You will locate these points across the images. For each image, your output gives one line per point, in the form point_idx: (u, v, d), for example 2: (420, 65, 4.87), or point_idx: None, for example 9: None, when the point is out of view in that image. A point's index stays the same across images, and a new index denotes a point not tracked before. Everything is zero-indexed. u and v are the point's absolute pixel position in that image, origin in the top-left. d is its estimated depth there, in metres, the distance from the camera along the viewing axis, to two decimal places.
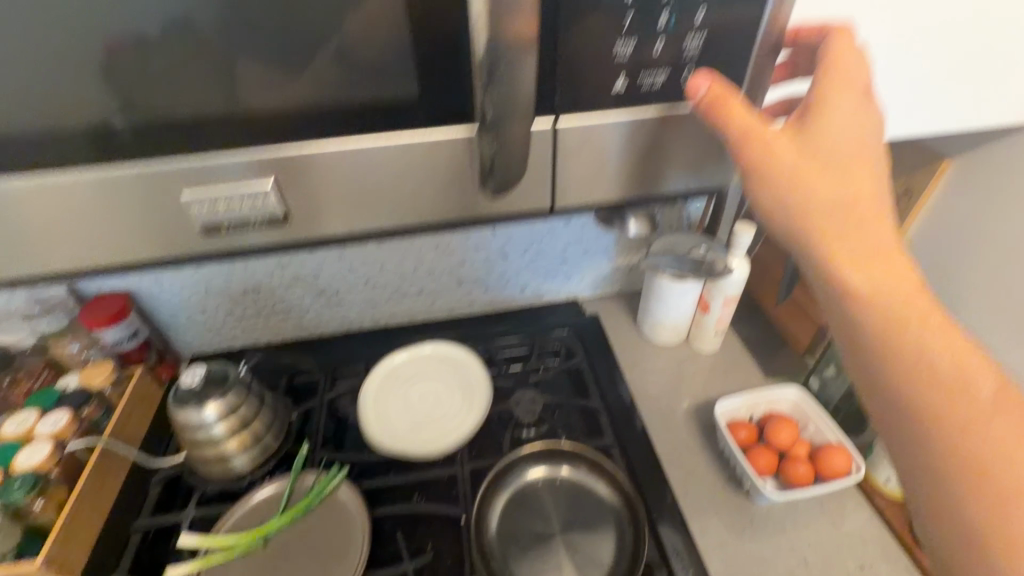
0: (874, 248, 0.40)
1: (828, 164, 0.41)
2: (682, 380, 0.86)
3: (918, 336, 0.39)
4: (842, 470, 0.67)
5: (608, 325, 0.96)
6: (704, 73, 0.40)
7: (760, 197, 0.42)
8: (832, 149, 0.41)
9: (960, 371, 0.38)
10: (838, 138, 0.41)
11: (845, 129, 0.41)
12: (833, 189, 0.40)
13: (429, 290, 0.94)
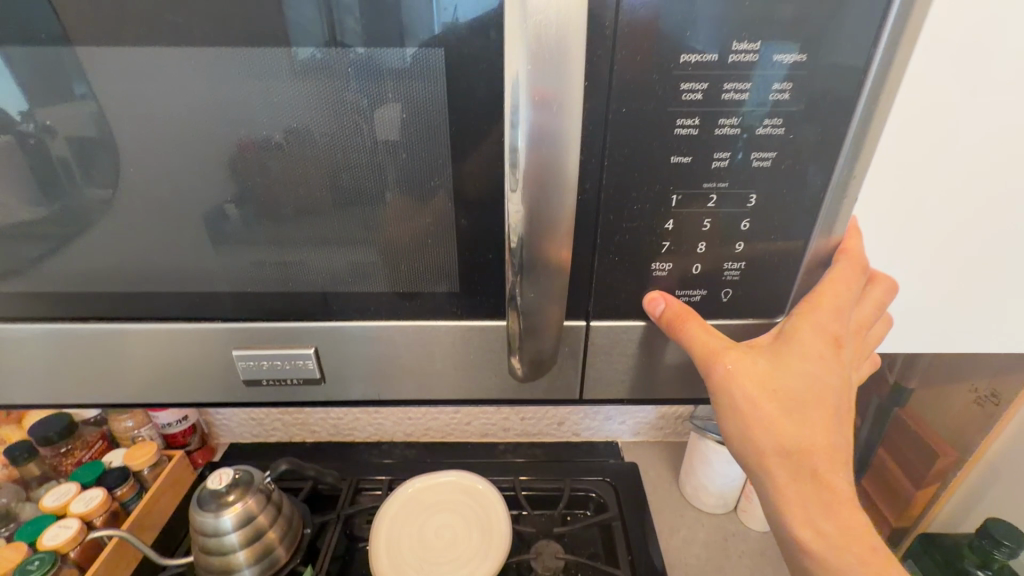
0: (856, 536, 0.35)
1: (795, 408, 0.35)
2: (726, 560, 0.76)
3: None
4: None
5: (648, 477, 0.89)
6: (660, 292, 0.33)
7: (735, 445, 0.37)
8: (785, 408, 0.35)
9: None
10: (792, 395, 0.35)
11: (801, 387, 0.35)
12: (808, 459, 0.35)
13: (465, 411, 0.93)
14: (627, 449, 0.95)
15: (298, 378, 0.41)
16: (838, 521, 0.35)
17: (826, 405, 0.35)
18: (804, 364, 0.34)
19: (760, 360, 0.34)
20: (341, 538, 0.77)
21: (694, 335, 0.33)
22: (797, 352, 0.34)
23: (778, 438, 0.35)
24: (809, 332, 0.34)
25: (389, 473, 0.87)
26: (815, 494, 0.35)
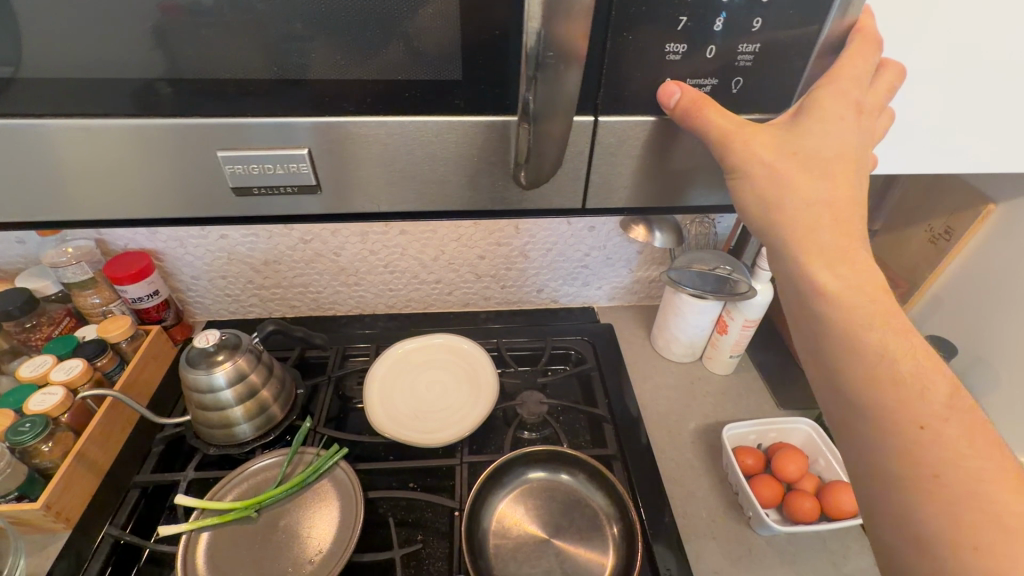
0: (868, 292, 0.38)
1: (814, 170, 0.37)
2: (692, 398, 0.84)
3: (934, 429, 0.34)
4: (850, 509, 0.63)
5: (623, 336, 0.95)
6: (676, 82, 0.33)
7: (753, 224, 0.40)
8: (803, 172, 0.37)
9: (973, 480, 0.33)
10: (813, 160, 0.36)
11: (823, 150, 0.36)
12: (818, 228, 0.38)
13: (447, 281, 0.93)
14: (604, 314, 0.99)
15: (292, 186, 0.40)
16: (850, 270, 0.38)
17: (846, 171, 0.37)
18: (829, 131, 0.35)
19: (778, 135, 0.36)
20: (334, 399, 0.79)
21: (713, 117, 0.34)
22: (819, 116, 0.35)
23: (798, 204, 0.38)
24: (833, 103, 0.35)
25: (375, 341, 0.89)
26: (830, 251, 0.38)
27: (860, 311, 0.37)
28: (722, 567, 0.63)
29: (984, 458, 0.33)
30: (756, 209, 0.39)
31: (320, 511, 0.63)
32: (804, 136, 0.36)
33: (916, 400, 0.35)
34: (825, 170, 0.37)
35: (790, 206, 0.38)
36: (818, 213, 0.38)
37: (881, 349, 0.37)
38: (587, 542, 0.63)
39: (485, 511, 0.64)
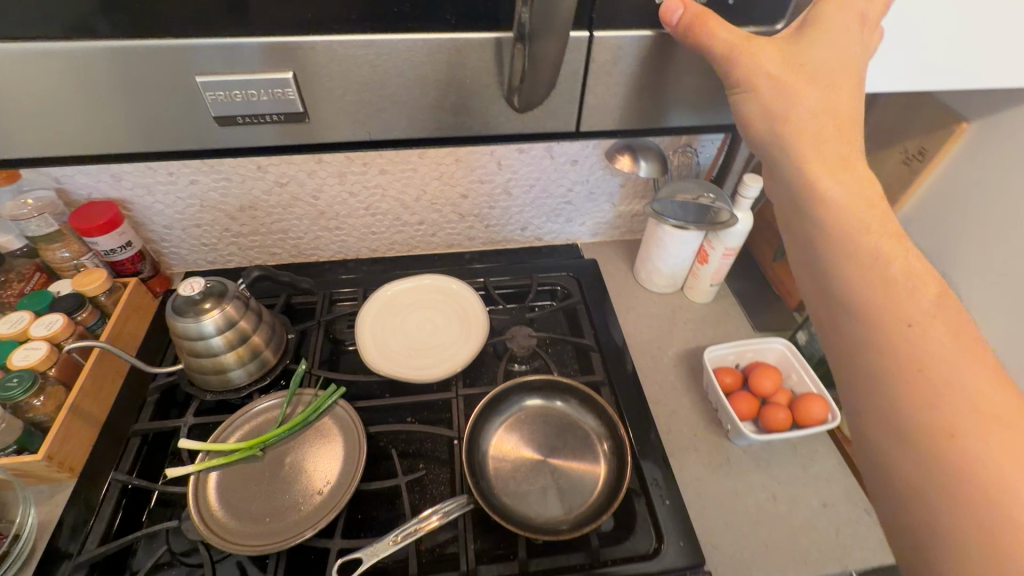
0: (862, 194, 0.41)
1: (818, 76, 0.43)
2: (674, 326, 0.88)
3: (910, 310, 0.38)
4: (820, 417, 0.68)
5: (607, 270, 0.97)
6: (677, 2, 0.46)
7: (759, 132, 0.46)
8: (812, 76, 0.43)
9: (940, 349, 0.37)
10: (819, 61, 0.43)
11: (828, 55, 0.43)
12: (821, 130, 0.43)
13: (430, 222, 0.92)
14: (587, 250, 1.00)
15: (282, 114, 0.54)
16: (848, 170, 0.42)
17: (849, 83, 0.43)
18: (830, 41, 0.44)
19: (786, 46, 0.44)
20: (326, 343, 0.80)
21: (715, 25, 0.45)
22: (822, 27, 0.44)
23: (800, 109, 0.43)
24: (835, 17, 0.44)
25: (362, 285, 0.89)
26: (826, 145, 0.42)
27: (856, 215, 0.41)
28: (702, 475, 0.69)
29: (956, 338, 0.37)
30: (762, 114, 0.45)
31: (324, 447, 0.65)
32: (805, 38, 0.44)
33: (908, 304, 0.38)
34: (831, 79, 0.43)
35: (798, 106, 0.43)
36: (822, 115, 0.43)
37: (876, 237, 0.40)
38: (580, 459, 0.67)
39: (484, 437, 0.68)
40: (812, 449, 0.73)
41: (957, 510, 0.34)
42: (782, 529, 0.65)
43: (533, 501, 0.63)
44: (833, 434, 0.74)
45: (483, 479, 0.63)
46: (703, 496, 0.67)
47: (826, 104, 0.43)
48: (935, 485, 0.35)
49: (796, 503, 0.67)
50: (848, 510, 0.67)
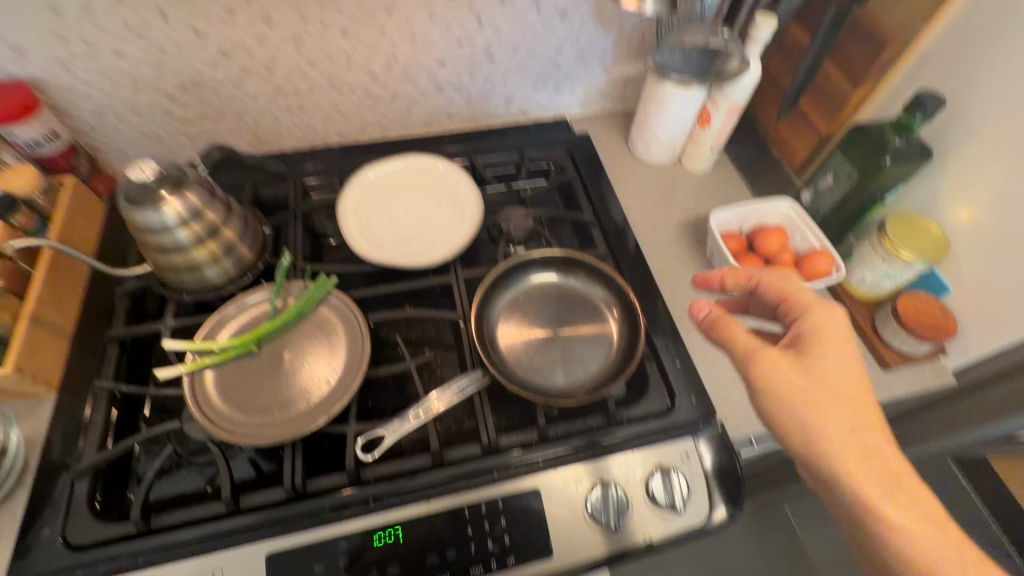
0: (867, 446, 0.48)
1: (820, 380, 0.50)
2: (673, 197, 0.84)
3: (829, 405, 0.49)
4: (823, 271, 0.68)
5: (600, 143, 0.90)
6: (704, 302, 0.55)
7: (772, 414, 0.50)
8: (826, 374, 0.50)
9: (892, 476, 0.48)
10: (831, 373, 0.50)
11: (839, 370, 0.50)
12: (837, 420, 0.49)
13: (404, 97, 0.82)
14: (577, 123, 0.93)
15: None
16: (855, 426, 0.48)
17: (844, 346, 0.51)
18: (829, 338, 0.51)
19: (794, 359, 0.51)
20: (306, 236, 0.73)
21: (731, 331, 0.53)
22: (819, 348, 0.51)
23: (809, 408, 0.49)
24: (827, 322, 0.53)
25: (336, 172, 0.80)
26: (817, 395, 0.49)
27: (850, 464, 0.48)
28: (709, 336, 0.70)
29: (879, 456, 0.48)
30: (777, 399, 0.50)
31: (322, 339, 0.62)
32: (810, 354, 0.51)
33: (879, 464, 0.48)
34: (849, 417, 0.49)
35: (836, 447, 0.48)
36: (843, 407, 0.49)
37: (828, 373, 0.50)
38: (589, 330, 0.65)
39: (491, 316, 0.65)
40: None
41: (883, 509, 0.47)
42: None
43: (548, 370, 0.62)
44: (833, 289, 0.74)
45: (496, 356, 0.61)
46: (711, 355, 0.68)
47: (853, 421, 0.48)
48: (862, 502, 0.47)
49: None
50: None
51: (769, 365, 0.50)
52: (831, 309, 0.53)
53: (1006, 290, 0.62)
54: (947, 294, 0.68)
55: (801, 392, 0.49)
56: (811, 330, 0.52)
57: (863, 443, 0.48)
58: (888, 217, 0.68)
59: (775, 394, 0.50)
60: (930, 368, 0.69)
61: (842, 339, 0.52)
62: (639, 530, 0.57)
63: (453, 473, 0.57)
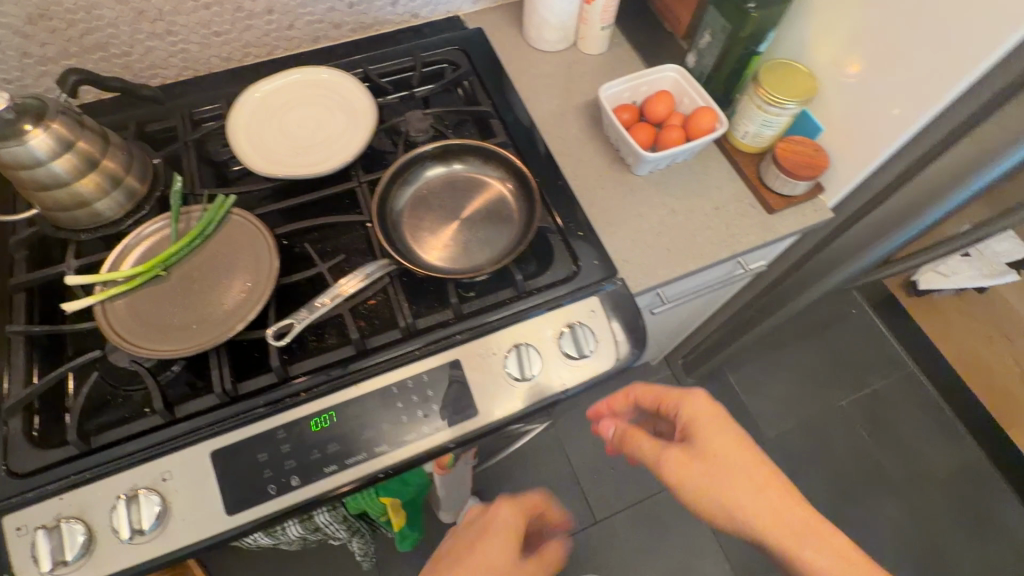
0: (743, 478, 0.53)
1: (707, 459, 0.54)
2: (571, 82, 0.85)
3: (751, 505, 0.52)
4: (708, 127, 0.71)
5: (495, 37, 0.89)
6: (607, 425, 0.62)
7: (704, 504, 0.53)
8: (710, 453, 0.55)
9: (800, 528, 0.50)
10: (712, 441, 0.55)
11: (715, 437, 0.55)
12: (731, 474, 0.53)
13: (281, 8, 0.78)
14: (471, 20, 0.91)
15: None
16: (757, 488, 0.52)
17: (742, 440, 0.55)
18: (716, 445, 0.55)
19: (686, 453, 0.55)
20: (203, 164, 0.72)
21: (637, 445, 0.59)
22: (705, 435, 0.56)
23: (710, 484, 0.53)
24: (708, 431, 0.56)
25: (224, 98, 0.78)
26: (695, 464, 0.55)
27: (763, 517, 0.51)
28: (610, 206, 0.74)
29: (790, 500, 0.52)
30: (700, 497, 0.53)
31: (231, 255, 0.63)
32: (694, 442, 0.56)
33: (790, 518, 0.51)
34: (757, 484, 0.53)
35: (731, 497, 0.52)
36: (738, 476, 0.53)
37: (726, 466, 0.54)
38: (492, 212, 0.68)
39: (392, 215, 0.66)
40: (705, 164, 0.78)
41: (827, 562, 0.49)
42: (682, 235, 0.72)
43: (452, 256, 0.65)
44: (724, 148, 0.78)
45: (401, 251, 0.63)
46: (612, 223, 0.73)
47: (749, 477, 0.53)
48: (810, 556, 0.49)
49: (692, 210, 0.74)
50: (735, 207, 0.75)
51: (670, 465, 0.56)
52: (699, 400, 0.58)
53: (864, 118, 0.66)
54: (821, 134, 0.72)
55: (699, 470, 0.54)
56: (687, 419, 0.58)
57: (773, 508, 0.52)
58: (764, 65, 0.71)
59: (704, 496, 0.53)
60: (812, 206, 0.75)
61: (711, 411, 0.58)
62: (555, 381, 0.63)
63: (378, 358, 0.61)
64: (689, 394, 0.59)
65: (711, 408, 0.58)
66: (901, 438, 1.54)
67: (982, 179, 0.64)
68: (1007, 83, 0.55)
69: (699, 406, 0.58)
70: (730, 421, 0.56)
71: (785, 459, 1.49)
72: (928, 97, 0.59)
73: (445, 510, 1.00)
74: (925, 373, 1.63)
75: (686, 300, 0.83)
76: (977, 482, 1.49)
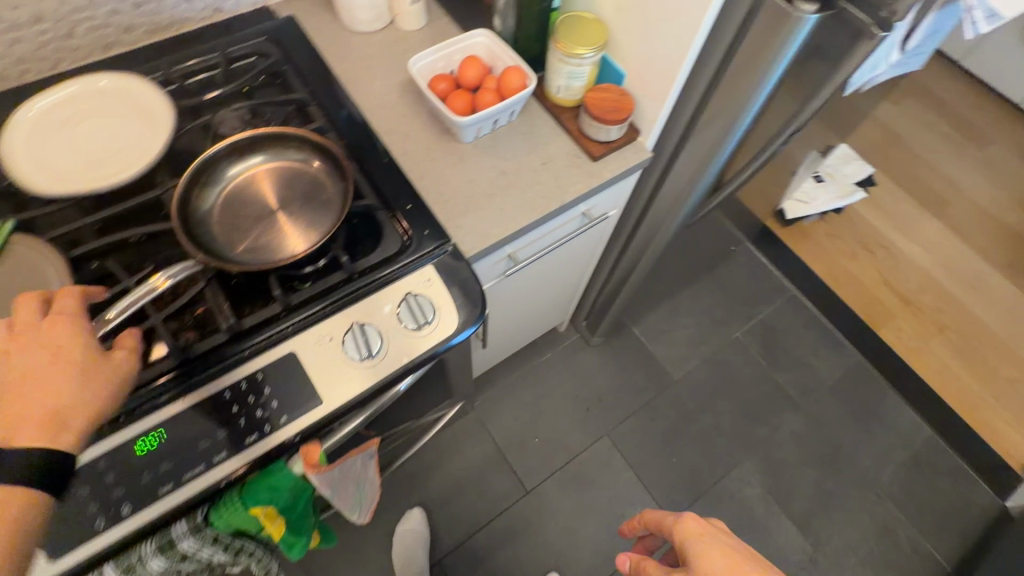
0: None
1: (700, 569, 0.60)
2: (393, 60, 0.84)
3: None
4: (519, 84, 0.73)
5: (309, 24, 0.86)
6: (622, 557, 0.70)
7: None
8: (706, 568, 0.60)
9: None
10: (709, 558, 0.60)
11: (712, 555, 0.60)
12: (717, 565, 0.59)
13: (51, 16, 0.72)
14: (283, 9, 0.88)
15: None
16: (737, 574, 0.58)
17: (724, 544, 0.61)
18: (703, 551, 0.61)
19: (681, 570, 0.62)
20: None
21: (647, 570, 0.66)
22: (700, 548, 0.62)
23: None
24: (700, 543, 0.62)
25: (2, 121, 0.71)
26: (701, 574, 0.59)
27: None
28: (442, 176, 0.74)
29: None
30: None
31: (15, 285, 0.57)
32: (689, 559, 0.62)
33: None
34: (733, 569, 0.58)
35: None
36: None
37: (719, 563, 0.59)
38: (310, 198, 0.66)
39: (199, 219, 0.63)
40: (532, 123, 0.80)
41: None
42: (515, 194, 0.74)
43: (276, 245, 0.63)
44: (547, 104, 0.80)
45: (215, 254, 0.61)
46: (445, 193, 0.73)
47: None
48: None
49: (523, 169, 0.76)
50: (564, 159, 0.77)
51: None
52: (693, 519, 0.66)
53: (653, 56, 0.70)
54: (625, 79, 0.76)
55: None
56: (678, 538, 0.65)
57: None
58: (559, 20, 0.73)
59: None
60: (633, 149, 0.79)
61: (702, 526, 0.65)
62: (401, 354, 0.63)
63: (203, 364, 0.58)
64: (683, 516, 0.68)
65: (703, 530, 0.65)
66: (795, 356, 1.67)
67: (756, 101, 0.67)
68: (747, 5, 0.60)
69: (697, 527, 0.65)
70: (717, 531, 0.64)
71: (700, 398, 1.58)
72: (690, 28, 0.63)
73: (354, 513, 0.93)
74: (808, 295, 1.77)
75: (543, 257, 0.85)
76: (862, 383, 1.65)
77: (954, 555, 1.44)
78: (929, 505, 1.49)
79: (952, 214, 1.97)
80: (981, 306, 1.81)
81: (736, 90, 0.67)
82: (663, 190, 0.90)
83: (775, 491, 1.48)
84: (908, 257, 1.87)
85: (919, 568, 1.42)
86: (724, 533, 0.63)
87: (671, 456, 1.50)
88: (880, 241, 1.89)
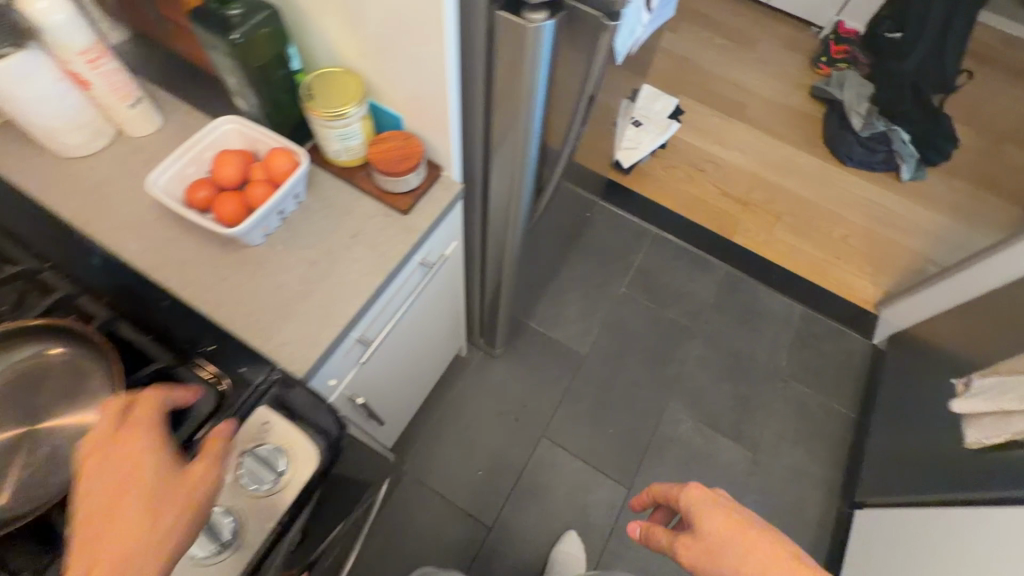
0: (742, 545, 0.63)
1: (711, 543, 0.65)
2: (135, 176, 0.71)
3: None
4: (289, 167, 0.65)
5: (7, 166, 0.69)
6: (635, 529, 0.75)
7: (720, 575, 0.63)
8: (713, 544, 0.64)
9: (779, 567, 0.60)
10: (713, 533, 0.65)
11: (715, 527, 0.65)
12: (726, 532, 0.65)
13: None
14: None
15: None
16: (740, 545, 0.63)
17: (729, 516, 0.66)
18: (707, 527, 0.66)
19: (696, 539, 0.67)
20: None
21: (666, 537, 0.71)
22: (709, 519, 0.66)
23: (712, 557, 0.64)
24: (705, 518, 0.67)
25: None
26: (709, 554, 0.64)
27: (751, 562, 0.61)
28: (242, 292, 0.64)
29: (768, 551, 0.62)
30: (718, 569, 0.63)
31: None
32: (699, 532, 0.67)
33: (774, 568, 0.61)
34: (737, 542, 0.63)
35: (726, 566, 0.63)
36: (728, 550, 0.63)
37: (720, 537, 0.64)
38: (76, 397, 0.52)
39: None
40: (325, 196, 0.72)
41: None
42: (332, 282, 0.66)
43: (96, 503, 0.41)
44: (336, 172, 0.72)
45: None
46: (252, 311, 0.64)
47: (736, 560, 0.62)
48: None
49: (331, 250, 0.68)
50: (373, 223, 0.70)
51: (690, 557, 0.66)
52: (699, 490, 0.69)
53: (417, 91, 0.66)
54: (403, 121, 0.71)
55: (704, 552, 0.65)
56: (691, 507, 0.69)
57: (756, 559, 0.62)
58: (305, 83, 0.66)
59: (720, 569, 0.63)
60: (441, 185, 0.75)
61: (708, 494, 0.69)
62: (261, 525, 0.52)
63: None
64: (689, 487, 0.70)
65: (708, 497, 0.68)
66: (675, 289, 1.78)
67: (534, 108, 0.65)
68: (482, 26, 0.58)
69: (701, 501, 0.68)
70: (717, 499, 0.68)
71: (611, 362, 1.63)
72: (437, 62, 0.60)
73: None
74: (666, 229, 1.89)
75: (390, 324, 0.81)
76: (736, 289, 1.80)
77: (852, 402, 1.65)
78: (821, 370, 1.69)
79: (750, 114, 2.21)
80: (799, 185, 2.06)
81: (512, 104, 0.65)
82: (491, 208, 0.87)
83: (702, 417, 1.58)
84: (731, 165, 2.07)
85: (834, 427, 1.60)
86: (725, 498, 0.68)
87: (606, 428, 1.53)
88: (704, 158, 2.07)
